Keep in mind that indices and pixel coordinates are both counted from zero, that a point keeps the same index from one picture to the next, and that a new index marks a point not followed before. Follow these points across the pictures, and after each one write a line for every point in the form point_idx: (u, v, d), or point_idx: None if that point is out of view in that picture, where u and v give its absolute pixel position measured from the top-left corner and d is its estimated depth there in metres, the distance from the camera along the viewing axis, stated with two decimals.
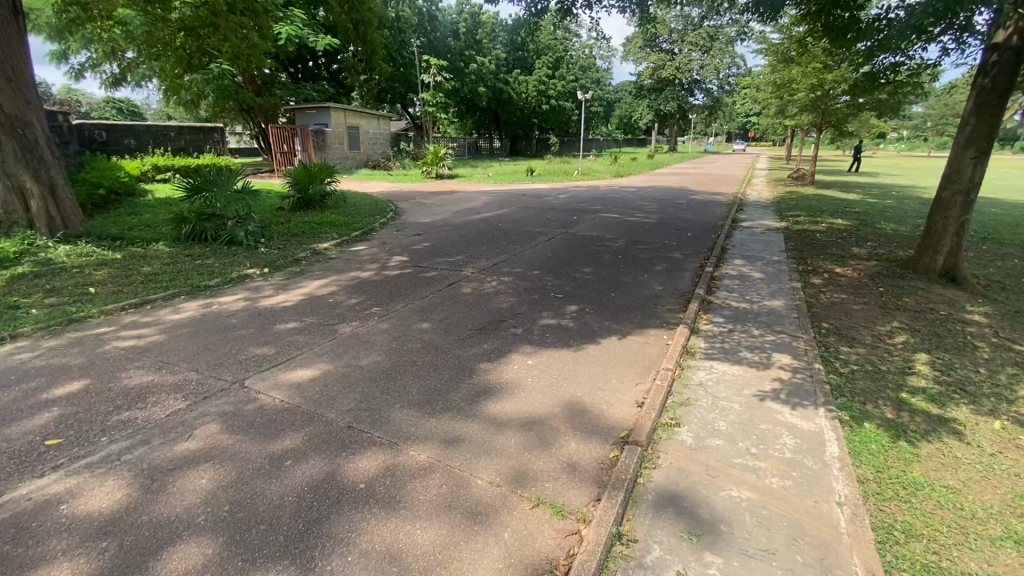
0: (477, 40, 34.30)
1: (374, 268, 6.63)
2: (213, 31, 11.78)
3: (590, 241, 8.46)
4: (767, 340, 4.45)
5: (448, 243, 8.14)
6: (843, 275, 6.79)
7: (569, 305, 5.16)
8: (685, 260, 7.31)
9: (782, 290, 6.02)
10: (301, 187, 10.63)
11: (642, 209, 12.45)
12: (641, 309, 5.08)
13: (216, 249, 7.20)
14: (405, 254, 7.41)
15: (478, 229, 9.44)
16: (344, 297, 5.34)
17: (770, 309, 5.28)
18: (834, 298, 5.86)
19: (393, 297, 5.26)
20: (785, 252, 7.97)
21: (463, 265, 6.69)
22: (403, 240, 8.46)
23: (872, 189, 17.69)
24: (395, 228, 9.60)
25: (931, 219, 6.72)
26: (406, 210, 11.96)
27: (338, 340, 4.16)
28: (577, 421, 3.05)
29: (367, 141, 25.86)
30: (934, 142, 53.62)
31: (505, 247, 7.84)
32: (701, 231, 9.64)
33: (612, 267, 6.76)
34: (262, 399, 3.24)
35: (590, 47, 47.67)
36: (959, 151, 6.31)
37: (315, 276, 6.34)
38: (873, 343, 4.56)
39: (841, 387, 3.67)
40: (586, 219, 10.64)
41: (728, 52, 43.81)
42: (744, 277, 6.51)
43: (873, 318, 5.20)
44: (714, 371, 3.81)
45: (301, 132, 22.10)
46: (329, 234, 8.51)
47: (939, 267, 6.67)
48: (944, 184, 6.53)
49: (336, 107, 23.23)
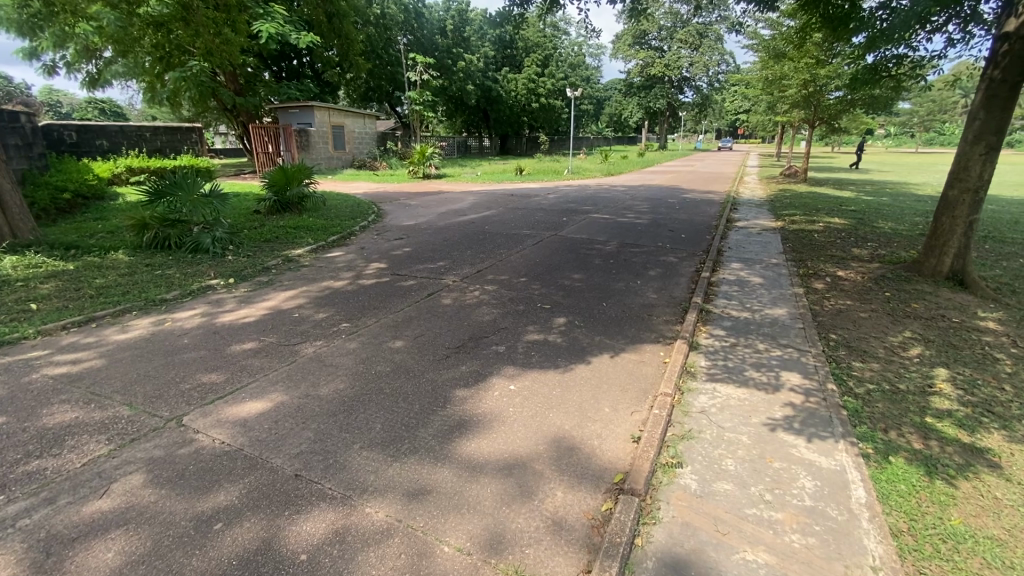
0: (464, 38, 33.76)
1: (349, 277, 6.17)
2: (184, 29, 11.21)
3: (580, 244, 8.07)
4: (773, 356, 4.07)
5: (430, 248, 7.71)
6: (846, 279, 6.43)
7: (557, 318, 4.75)
8: (679, 264, 6.93)
9: (784, 297, 5.65)
10: (278, 189, 10.13)
11: (634, 209, 12.08)
12: (635, 321, 4.69)
13: (179, 257, 6.71)
14: (384, 260, 6.97)
15: (464, 232, 9.00)
16: (311, 311, 4.90)
17: (772, 319, 4.91)
18: (839, 304, 5.49)
19: (366, 311, 4.82)
20: (784, 254, 7.61)
21: (445, 272, 6.27)
22: (383, 245, 8.02)
23: (866, 186, 17.47)
24: (377, 232, 9.15)
25: (936, 220, 6.38)
26: (390, 213, 11.51)
27: (298, 363, 3.73)
28: (564, 464, 2.64)
29: (353, 141, 25.31)
30: (921, 138, 53.94)
31: (490, 251, 7.42)
32: (695, 232, 9.28)
33: (602, 273, 6.37)
34: (200, 441, 2.80)
35: (578, 46, 47.37)
36: (968, 147, 5.97)
37: (284, 287, 5.88)
38: (887, 357, 4.20)
39: (858, 412, 3.29)
40: (576, 221, 10.26)
41: (717, 49, 43.66)
42: (743, 282, 6.13)
43: (883, 328, 4.83)
44: (717, 395, 3.42)
45: (283, 131, 21.25)
46: (304, 239, 8.06)
47: (947, 270, 6.33)
48: (951, 182, 6.19)
49: (319, 106, 22.70)
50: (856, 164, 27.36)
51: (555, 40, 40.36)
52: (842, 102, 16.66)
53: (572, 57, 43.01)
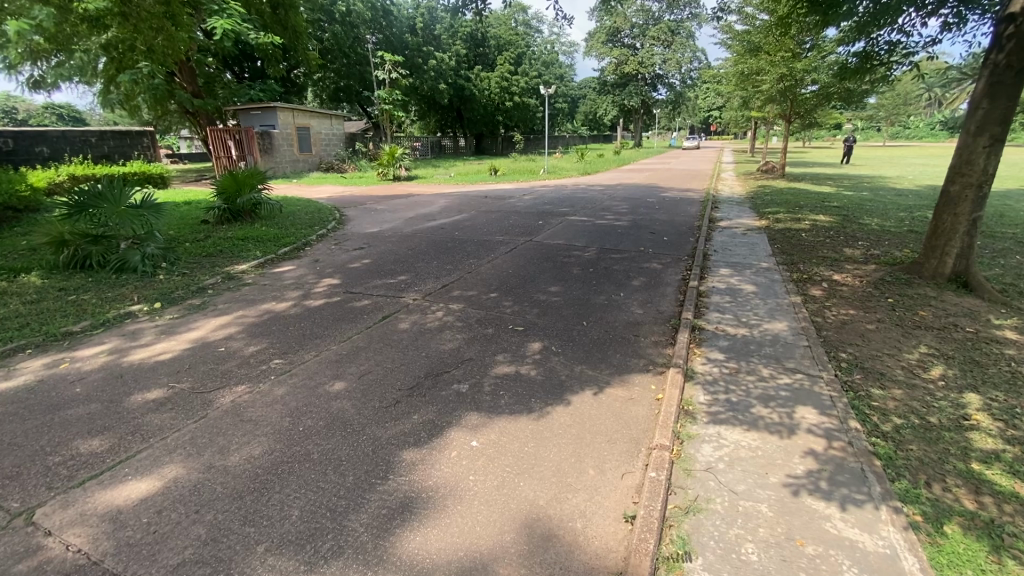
0: (434, 36, 32.96)
1: (296, 298, 5.41)
2: (123, 25, 10.18)
3: (557, 250, 7.44)
4: (782, 386, 3.48)
5: (392, 259, 7.00)
6: (843, 284, 5.96)
7: (531, 343, 4.08)
8: (664, 271, 6.37)
9: (783, 308, 5.11)
10: (227, 198, 9.33)
11: (613, 210, 11.55)
12: (620, 345, 4.06)
13: (100, 279, 5.87)
14: (339, 275, 6.21)
15: (431, 239, 8.31)
16: (242, 344, 4.16)
17: (774, 337, 4.34)
18: (842, 314, 4.99)
19: (306, 342, 4.09)
20: (774, 257, 7.12)
21: (405, 287, 5.56)
22: (341, 256, 7.27)
23: (843, 180, 17.32)
24: (336, 242, 8.37)
25: (937, 217, 5.94)
26: (353, 219, 10.72)
27: (208, 418, 3.00)
28: (539, 565, 2.00)
29: (319, 143, 24.31)
30: (886, 132, 55.21)
31: (459, 261, 6.74)
32: (678, 234, 8.74)
33: (581, 284, 5.75)
34: (48, 551, 2.08)
35: (550, 44, 47.00)
36: (970, 139, 5.54)
37: (218, 311, 5.09)
38: (908, 382, 3.67)
39: (893, 461, 2.72)
40: (552, 224, 9.66)
41: (688, 46, 43.74)
42: (734, 291, 5.60)
43: (896, 344, 4.33)
44: (723, 443, 2.82)
45: (245, 135, 20.33)
46: (250, 253, 7.25)
47: (949, 271, 5.90)
48: (951, 176, 5.78)
49: (282, 107, 21.67)
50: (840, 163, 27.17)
51: (527, 38, 39.84)
52: (818, 95, 16.44)
53: (545, 56, 42.56)
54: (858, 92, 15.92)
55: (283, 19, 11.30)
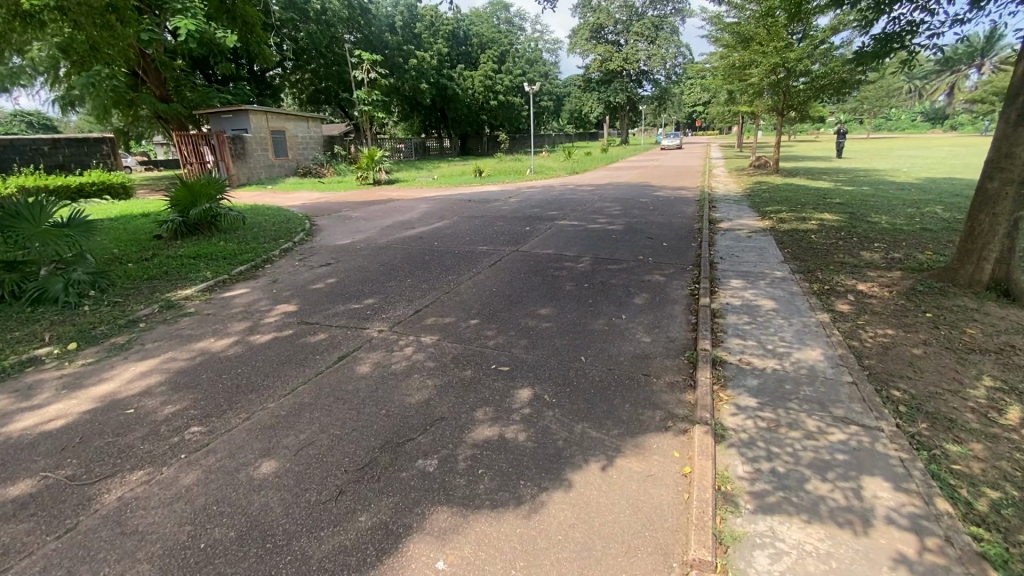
0: (414, 35, 32.03)
1: (241, 331, 4.59)
2: (64, 22, 9.17)
3: (547, 262, 6.68)
4: (836, 446, 2.76)
5: (362, 276, 6.21)
6: (870, 295, 5.28)
7: (517, 391, 3.30)
8: (668, 285, 5.65)
9: (810, 329, 4.39)
10: (182, 210, 8.50)
11: (605, 212, 10.84)
12: (628, 390, 3.30)
13: (12, 313, 5.00)
14: (296, 301, 5.37)
15: (407, 251, 7.54)
16: (163, 400, 3.35)
17: (810, 371, 3.62)
18: (879, 336, 4.28)
19: (240, 398, 3.30)
20: (786, 264, 6.46)
21: (371, 313, 4.77)
22: (305, 275, 6.47)
23: (838, 175, 16.81)
24: (301, 257, 7.54)
25: (973, 217, 5.27)
26: (325, 229, 9.90)
27: (76, 533, 2.19)
28: None
29: (297, 146, 23.34)
30: (870, 124, 55.41)
31: (437, 278, 5.96)
32: (678, 238, 8.07)
33: (577, 305, 5.01)
34: None
35: (534, 43, 46.34)
36: (1009, 129, 4.88)
37: (144, 352, 4.26)
38: (986, 432, 2.95)
39: (1012, 569, 1.99)
40: (541, 230, 8.95)
41: (673, 41, 43.27)
42: (751, 309, 4.89)
43: (954, 375, 3.62)
44: (778, 548, 2.07)
45: (217, 140, 19.31)
46: (200, 274, 6.40)
47: (987, 278, 5.22)
48: (988, 171, 5.10)
49: (255, 110, 20.65)
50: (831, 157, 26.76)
51: (510, 36, 39.10)
52: (810, 88, 15.91)
53: (528, 53, 41.82)
54: (850, 82, 15.49)
55: (233, 10, 10.35)
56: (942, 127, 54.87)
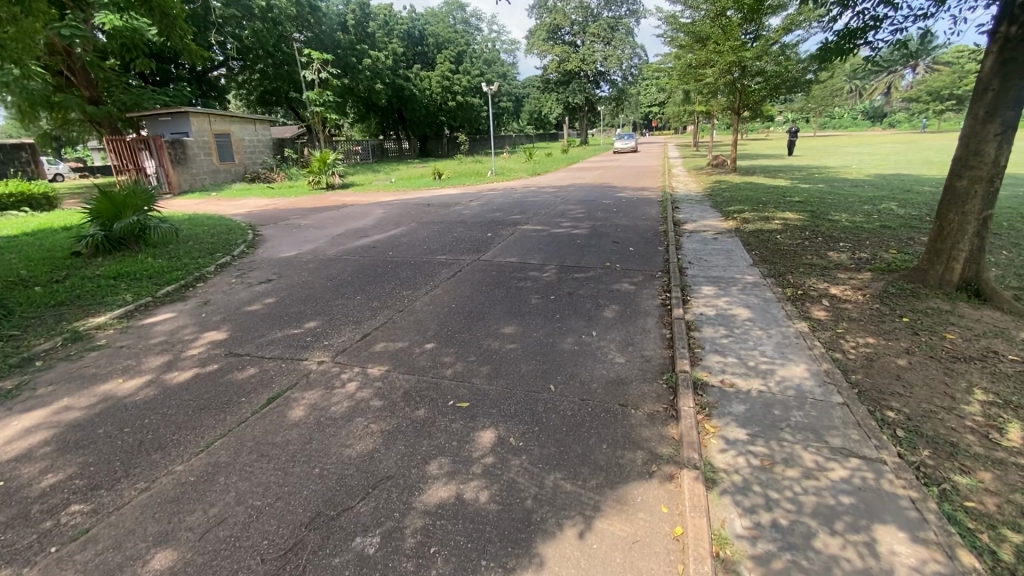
0: (368, 34, 30.97)
1: (158, 367, 3.96)
2: None
3: (509, 272, 6.25)
4: (840, 487, 2.43)
5: (306, 294, 5.62)
6: (845, 300, 5.09)
7: (478, 435, 2.84)
8: (639, 295, 5.31)
9: (791, 341, 4.12)
10: (103, 223, 7.67)
11: (568, 215, 10.52)
12: (603, 426, 2.90)
13: None
14: (228, 327, 4.75)
15: (359, 262, 6.96)
16: (44, 466, 2.74)
17: (797, 392, 3.32)
18: (862, 346, 4.05)
19: (141, 460, 2.72)
20: (756, 267, 6.25)
21: (312, 340, 4.21)
22: (243, 294, 5.82)
23: (794, 173, 17.08)
24: (240, 273, 6.85)
25: (941, 217, 5.18)
26: (270, 240, 9.17)
27: None
28: None
29: (244, 150, 22.13)
30: (816, 123, 57.66)
31: (390, 293, 5.43)
32: (645, 242, 7.81)
33: (542, 320, 4.60)
34: None
35: (491, 43, 45.93)
36: (977, 127, 4.79)
37: (34, 398, 3.58)
38: (994, 458, 2.69)
39: None
40: (504, 236, 8.52)
41: (628, 43, 43.66)
42: (727, 319, 4.59)
43: (945, 389, 3.40)
44: None
45: (155, 146, 18.13)
46: (118, 297, 5.66)
47: (958, 279, 5.13)
48: (956, 169, 5.02)
49: (196, 112, 19.39)
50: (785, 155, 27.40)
51: (467, 36, 38.52)
52: (764, 87, 16.10)
53: (485, 53, 41.36)
54: (797, 80, 15.93)
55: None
56: (881, 124, 57.80)
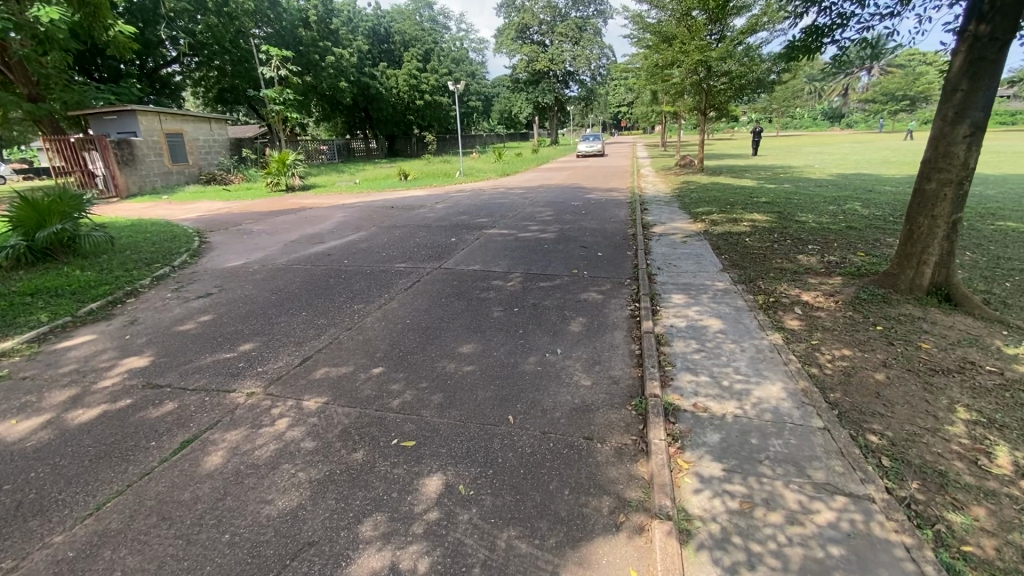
0: (331, 30, 30.03)
1: (60, 404, 3.44)
2: None
3: (471, 281, 5.88)
4: (828, 534, 2.16)
5: (247, 310, 5.13)
6: (818, 307, 4.91)
7: (422, 483, 2.47)
8: (606, 305, 5.02)
9: (765, 355, 3.88)
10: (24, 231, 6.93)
11: (537, 218, 10.25)
12: (565, 466, 2.57)
13: None
14: (152, 351, 4.25)
15: (310, 272, 6.49)
16: None
17: (774, 416, 3.06)
18: (837, 359, 3.84)
19: (10, 533, 2.24)
20: (726, 272, 6.05)
21: (245, 367, 3.76)
22: (176, 311, 5.29)
23: (760, 173, 17.26)
24: (178, 285, 6.28)
25: (911, 220, 5.05)
26: (218, 247, 8.57)
27: None
28: None
29: (199, 150, 21.10)
30: (778, 123, 59.15)
31: (339, 308, 4.99)
32: (613, 246, 7.57)
33: (503, 337, 4.26)
34: None
35: (459, 41, 45.40)
36: (946, 128, 4.66)
37: None
38: (986, 489, 2.47)
39: None
40: (468, 241, 8.17)
41: (596, 42, 43.72)
42: (698, 332, 4.33)
43: (926, 407, 3.20)
44: None
45: (99, 146, 16.97)
46: (31, 318, 5.04)
47: (928, 283, 5.02)
48: (925, 171, 4.89)
49: (144, 110, 18.28)
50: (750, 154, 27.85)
51: (434, 33, 37.86)
52: (730, 87, 16.16)
53: (453, 51, 40.79)
54: (762, 80, 16.05)
55: None
56: (839, 124, 59.82)
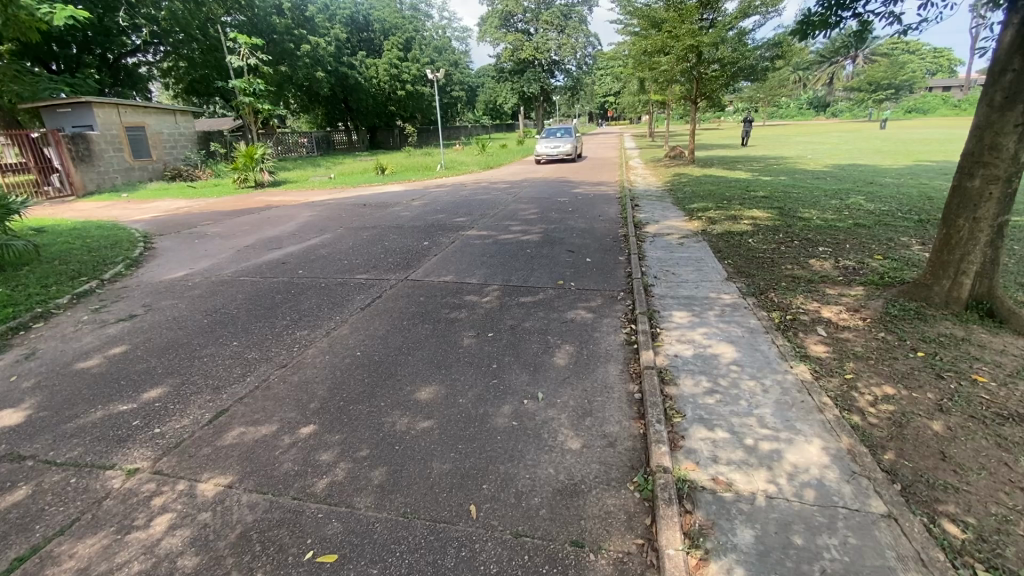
0: (306, 17, 28.70)
1: None
2: None
3: (441, 296, 5.10)
4: None
5: (168, 339, 4.29)
6: (844, 327, 4.19)
7: None
8: (596, 328, 4.26)
9: (793, 397, 3.15)
10: None
11: (520, 216, 9.49)
12: None
13: None
14: (33, 401, 3.40)
15: (257, 286, 5.65)
16: None
17: (820, 495, 2.33)
18: (881, 401, 3.12)
19: None
20: (732, 282, 5.33)
21: (139, 428, 2.93)
22: (86, 339, 4.43)
23: (752, 163, 16.65)
24: (100, 305, 5.40)
25: (948, 223, 4.34)
26: (164, 254, 7.67)
27: None
28: None
29: (164, 144, 19.91)
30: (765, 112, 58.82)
31: (280, 336, 4.18)
32: (603, 250, 6.83)
33: (471, 374, 3.48)
34: None
35: (442, 30, 44.13)
36: (994, 115, 3.95)
37: None
38: None
39: None
40: (443, 244, 7.37)
41: (581, 31, 42.73)
42: (707, 364, 3.58)
43: (1010, 474, 2.48)
44: None
45: (52, 142, 15.77)
46: None
47: (967, 296, 4.34)
48: (967, 166, 4.18)
49: (100, 102, 17.06)
50: (741, 143, 27.21)
51: (414, 21, 36.60)
52: (722, 74, 15.44)
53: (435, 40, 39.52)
54: (755, 66, 15.34)
55: None
56: (826, 113, 59.69)
